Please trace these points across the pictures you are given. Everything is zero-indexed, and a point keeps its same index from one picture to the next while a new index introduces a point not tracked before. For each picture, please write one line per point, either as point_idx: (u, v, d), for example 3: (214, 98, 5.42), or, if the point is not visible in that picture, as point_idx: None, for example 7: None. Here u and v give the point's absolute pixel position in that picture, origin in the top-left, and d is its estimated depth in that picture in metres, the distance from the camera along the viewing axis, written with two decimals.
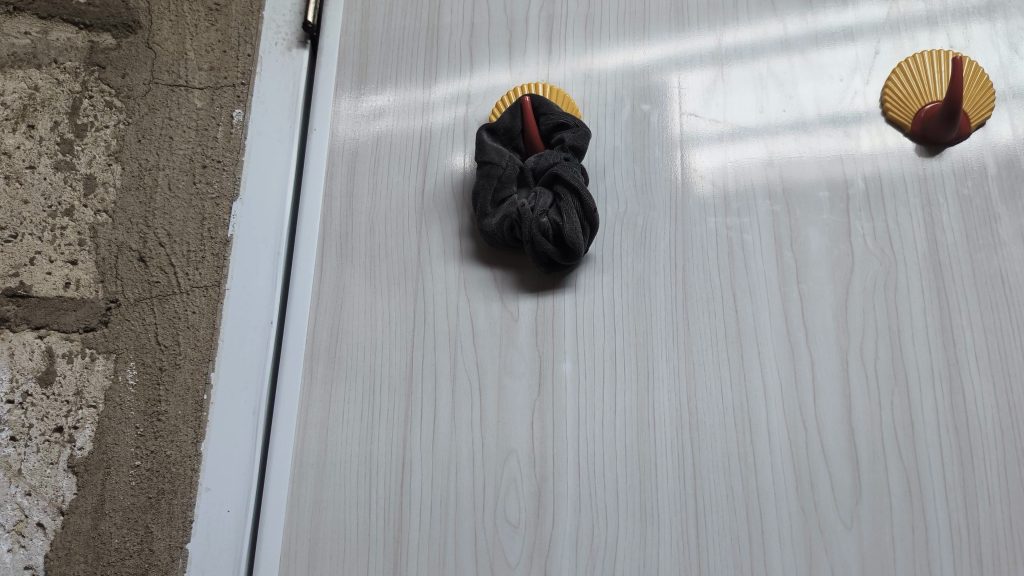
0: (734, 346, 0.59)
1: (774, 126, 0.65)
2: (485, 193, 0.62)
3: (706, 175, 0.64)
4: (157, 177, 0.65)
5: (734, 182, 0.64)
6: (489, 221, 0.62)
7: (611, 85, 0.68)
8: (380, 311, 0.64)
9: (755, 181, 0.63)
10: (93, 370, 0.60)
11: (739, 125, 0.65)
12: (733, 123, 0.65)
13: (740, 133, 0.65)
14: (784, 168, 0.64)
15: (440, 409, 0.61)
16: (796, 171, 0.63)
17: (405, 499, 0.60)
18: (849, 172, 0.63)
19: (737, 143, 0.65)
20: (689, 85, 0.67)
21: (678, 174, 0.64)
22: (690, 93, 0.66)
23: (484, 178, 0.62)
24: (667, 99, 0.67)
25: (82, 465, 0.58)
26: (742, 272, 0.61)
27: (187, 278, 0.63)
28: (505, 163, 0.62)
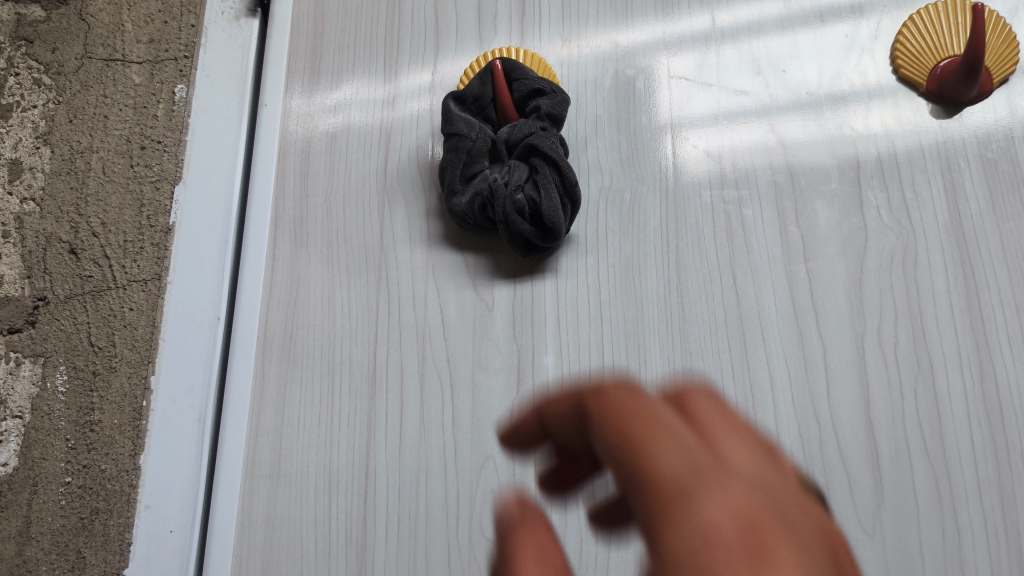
0: (735, 333, 0.53)
1: (772, 107, 0.58)
2: (454, 169, 0.56)
3: (699, 163, 0.57)
4: (90, 159, 0.58)
5: (732, 166, 0.57)
6: (461, 200, 0.55)
7: (591, 70, 0.61)
8: (339, 303, 0.58)
9: (756, 162, 0.57)
10: (19, 377, 0.55)
11: (734, 108, 0.59)
12: (727, 105, 0.59)
13: (737, 115, 0.58)
14: (788, 146, 0.57)
15: (408, 411, 0.54)
16: (800, 150, 0.57)
17: (369, 513, 0.53)
18: (861, 148, 0.56)
19: (734, 130, 0.58)
20: (679, 68, 0.60)
21: (667, 158, 0.58)
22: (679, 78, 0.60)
23: (451, 152, 0.56)
24: (654, 84, 0.60)
25: (7, 482, 0.53)
26: (743, 251, 0.55)
27: (123, 271, 0.57)
28: (475, 136, 0.56)
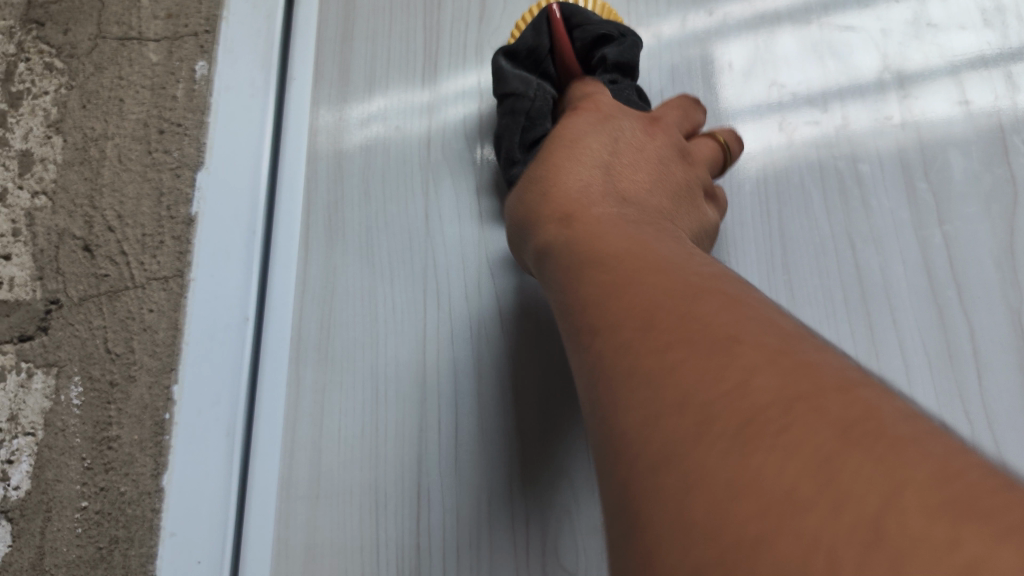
0: (857, 312, 0.43)
1: (885, 78, 0.48)
2: (513, 137, 0.47)
3: (803, 154, 0.47)
4: (105, 147, 0.52)
5: (847, 153, 0.47)
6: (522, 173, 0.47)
7: (670, 57, 0.51)
8: (381, 299, 0.51)
9: (881, 146, 0.47)
10: (31, 390, 0.49)
11: (847, 85, 0.48)
12: (837, 83, 0.49)
13: (847, 93, 0.48)
14: (922, 126, 0.47)
15: (463, 419, 0.47)
16: (937, 130, 0.46)
17: (423, 541, 0.45)
18: (1004, 102, 0.46)
19: (851, 114, 0.48)
20: (779, 48, 0.50)
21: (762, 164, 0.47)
22: (776, 61, 0.50)
23: (507, 116, 0.48)
24: (741, 77, 0.50)
25: (19, 509, 0.47)
26: (861, 217, 0.45)
27: (142, 269, 0.50)
28: (534, 95, 0.48)
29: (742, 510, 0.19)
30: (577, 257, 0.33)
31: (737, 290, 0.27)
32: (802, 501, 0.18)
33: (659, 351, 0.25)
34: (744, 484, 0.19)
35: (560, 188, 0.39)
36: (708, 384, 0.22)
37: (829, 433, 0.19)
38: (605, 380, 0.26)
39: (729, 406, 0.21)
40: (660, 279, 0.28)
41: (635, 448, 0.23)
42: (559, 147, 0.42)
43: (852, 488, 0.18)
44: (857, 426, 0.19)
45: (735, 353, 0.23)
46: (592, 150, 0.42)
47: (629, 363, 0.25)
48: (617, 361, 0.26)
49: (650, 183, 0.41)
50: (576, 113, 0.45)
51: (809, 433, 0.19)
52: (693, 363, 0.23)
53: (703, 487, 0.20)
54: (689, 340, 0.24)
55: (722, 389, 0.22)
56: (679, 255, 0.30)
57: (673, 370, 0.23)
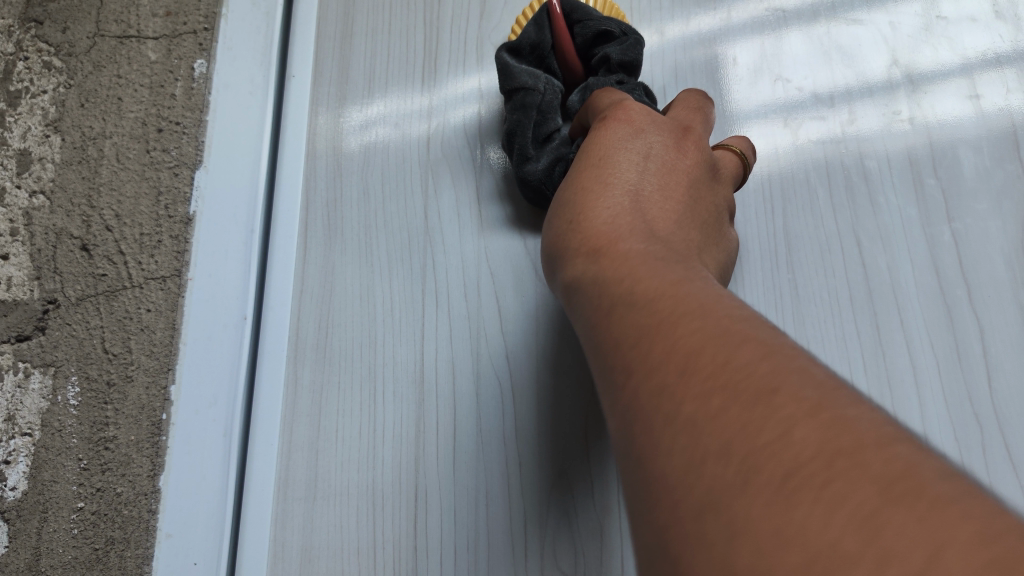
0: (863, 312, 0.42)
1: (894, 77, 0.47)
2: (525, 131, 0.46)
3: (810, 156, 0.46)
4: (104, 146, 0.51)
5: (854, 152, 0.46)
6: (535, 167, 0.46)
7: (672, 56, 0.50)
8: (379, 298, 0.50)
9: (888, 147, 0.46)
10: (29, 391, 0.46)
11: (855, 84, 0.47)
12: (844, 82, 0.48)
13: (855, 91, 0.47)
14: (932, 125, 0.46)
15: (462, 420, 0.46)
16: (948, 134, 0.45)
17: (420, 543, 0.45)
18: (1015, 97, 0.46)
19: (861, 113, 0.47)
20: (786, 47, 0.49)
21: (770, 165, 0.46)
22: (781, 61, 0.49)
23: (519, 110, 0.47)
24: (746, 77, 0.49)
25: (15, 509, 0.45)
26: (868, 215, 0.44)
27: (140, 268, 0.49)
28: (543, 90, 0.48)
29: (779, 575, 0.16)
30: (606, 292, 0.29)
31: (778, 331, 0.24)
32: (849, 557, 0.15)
33: (693, 384, 0.21)
34: (784, 542, 0.17)
35: (590, 217, 0.35)
36: (748, 425, 0.19)
37: (874, 490, 0.16)
38: (635, 420, 0.23)
39: (768, 453, 0.18)
40: (699, 311, 0.24)
41: (666, 492, 0.20)
42: (589, 164, 0.38)
43: (904, 547, 0.15)
44: (902, 480, 0.16)
45: (778, 394, 0.20)
46: (624, 169, 0.37)
47: (660, 394, 0.22)
48: (653, 404, 0.22)
49: (680, 213, 0.37)
50: (607, 125, 0.40)
51: (856, 488, 0.17)
52: (732, 406, 0.20)
53: (744, 539, 0.17)
54: (730, 382, 0.21)
55: (763, 435, 0.19)
56: (715, 294, 0.26)
57: (710, 410, 0.20)
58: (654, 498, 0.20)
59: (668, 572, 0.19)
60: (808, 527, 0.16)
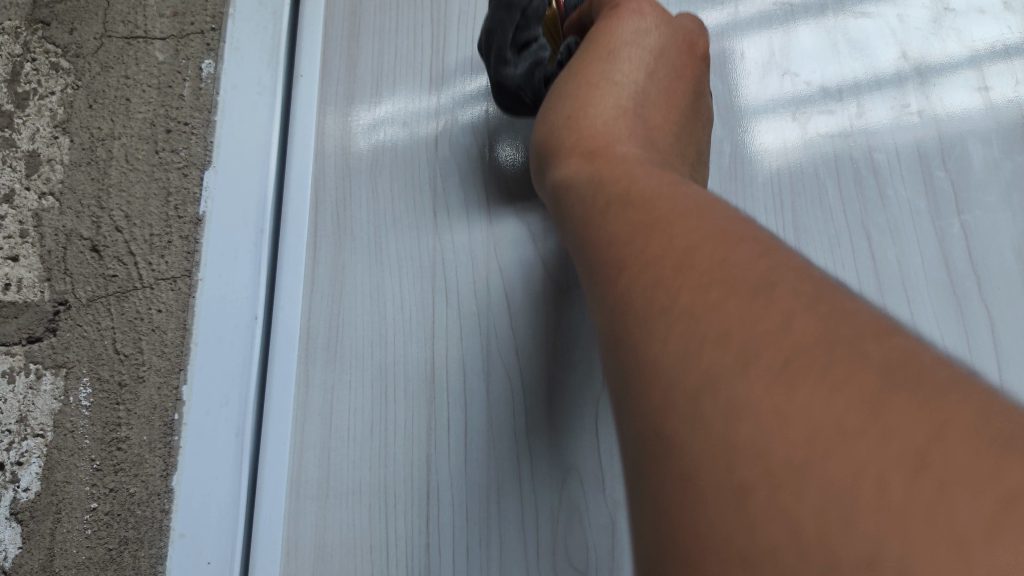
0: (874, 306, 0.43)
1: (904, 70, 0.47)
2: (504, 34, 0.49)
3: (820, 149, 0.46)
4: (112, 148, 0.52)
5: (866, 143, 0.46)
6: (513, 73, 0.48)
7: None
8: (389, 295, 0.50)
9: (898, 138, 0.46)
10: (40, 392, 0.47)
11: (866, 77, 0.47)
12: (854, 75, 0.48)
13: (866, 83, 0.47)
14: (940, 116, 0.46)
15: (473, 416, 0.46)
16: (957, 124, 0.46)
17: (432, 539, 0.45)
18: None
19: (873, 104, 0.47)
20: (796, 41, 0.49)
21: (781, 159, 0.46)
22: (792, 55, 0.49)
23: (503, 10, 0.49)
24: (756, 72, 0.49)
25: (28, 510, 0.46)
26: (878, 207, 0.44)
27: (149, 269, 0.50)
28: None
29: (786, 446, 0.18)
30: (600, 191, 0.30)
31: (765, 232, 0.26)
32: (852, 433, 0.17)
33: (689, 280, 0.23)
34: (788, 417, 0.18)
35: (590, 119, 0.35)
36: (747, 313, 0.21)
37: (873, 371, 0.18)
38: (626, 311, 0.24)
39: (769, 339, 0.20)
40: (689, 214, 0.26)
41: (660, 374, 0.21)
42: (597, 56, 0.39)
43: (904, 422, 0.17)
44: (898, 366, 0.18)
45: (774, 291, 0.21)
46: (631, 68, 0.38)
47: (654, 287, 0.24)
48: (646, 295, 0.24)
49: (676, 124, 0.37)
50: (620, 15, 0.40)
51: (856, 369, 0.18)
52: (729, 297, 0.22)
53: (743, 415, 0.19)
54: (726, 276, 0.22)
55: (763, 325, 0.20)
56: (709, 197, 0.28)
57: (709, 301, 0.22)
58: (647, 379, 0.21)
59: (652, 441, 0.20)
60: (812, 405, 0.18)
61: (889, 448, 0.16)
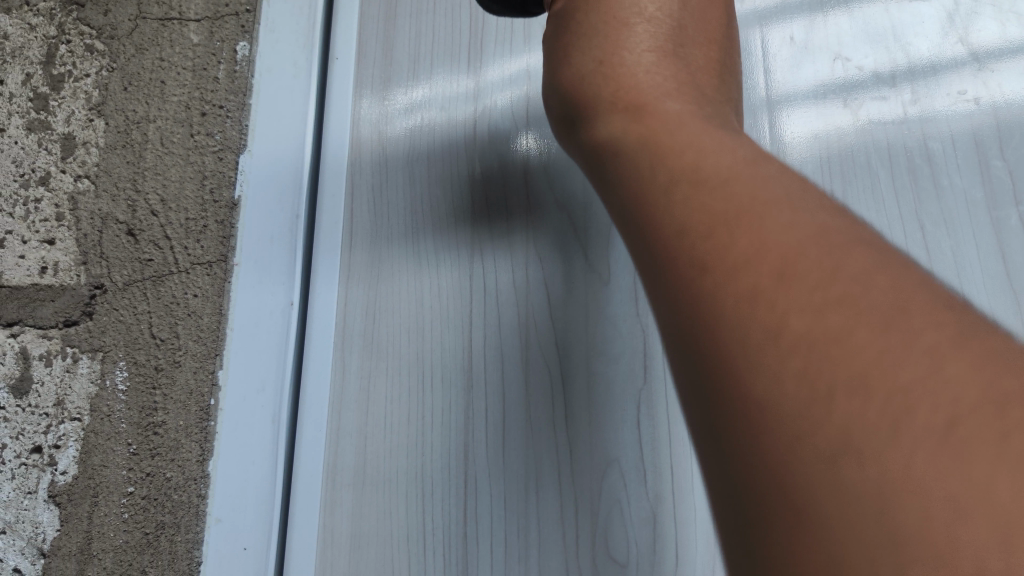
0: None
1: (962, 54, 0.46)
2: None
3: (874, 136, 0.45)
4: (147, 130, 0.51)
5: (921, 130, 0.45)
6: None
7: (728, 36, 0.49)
8: (427, 282, 0.50)
9: (954, 125, 0.44)
10: (76, 375, 0.47)
11: (923, 61, 0.46)
12: (911, 59, 0.46)
13: (923, 68, 0.46)
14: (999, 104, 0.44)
15: (510, 405, 0.46)
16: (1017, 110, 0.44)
17: (470, 529, 0.44)
18: None
19: (930, 90, 0.45)
20: (849, 25, 0.48)
21: (834, 145, 0.45)
22: (845, 39, 0.48)
23: None
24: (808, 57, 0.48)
25: (66, 494, 0.45)
26: (932, 198, 0.43)
27: (185, 253, 0.50)
28: None
29: (852, 362, 0.18)
30: (628, 113, 0.29)
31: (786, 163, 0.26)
32: (917, 351, 0.18)
33: (734, 202, 0.23)
34: (851, 334, 0.18)
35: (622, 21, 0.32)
36: (799, 237, 0.21)
37: (924, 305, 0.19)
38: (664, 226, 0.24)
39: (825, 264, 0.20)
40: (719, 142, 0.26)
41: (713, 287, 0.21)
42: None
43: (963, 351, 0.17)
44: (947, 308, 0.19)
45: (825, 223, 0.22)
46: None
47: (697, 204, 0.23)
48: (687, 211, 0.23)
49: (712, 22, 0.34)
50: None
51: (909, 300, 0.19)
52: (777, 220, 0.22)
53: (807, 331, 0.19)
54: (770, 201, 0.23)
55: (816, 248, 0.20)
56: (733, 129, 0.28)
57: (758, 221, 0.22)
58: (699, 291, 0.21)
59: (702, 348, 0.20)
60: (874, 322, 0.18)
61: (951, 366, 0.17)
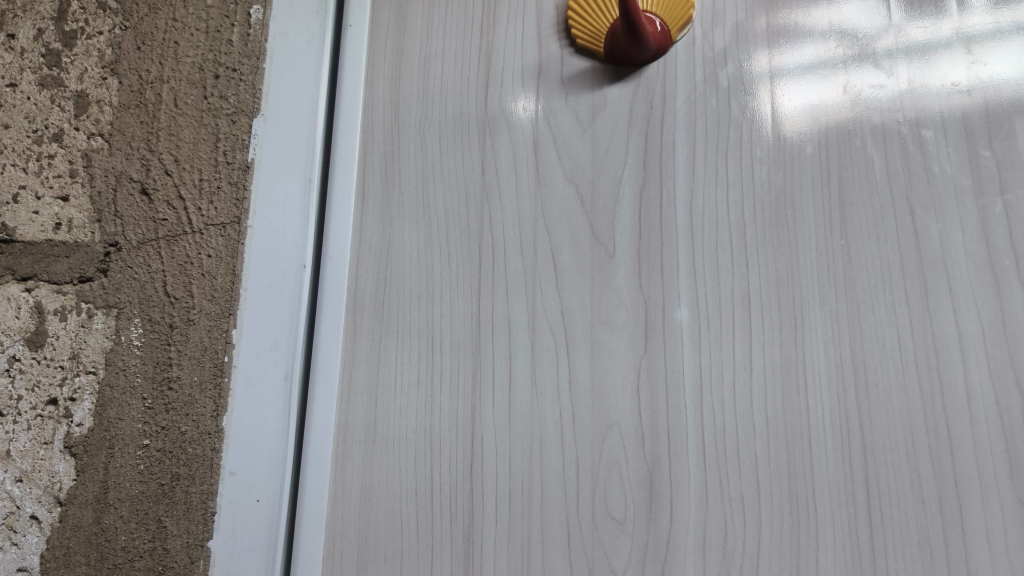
0: (914, 282, 0.43)
1: (953, 44, 0.46)
2: None
3: (869, 121, 0.47)
4: (161, 91, 0.50)
5: (914, 118, 0.46)
6: None
7: (732, 17, 0.50)
8: (437, 250, 0.52)
9: (945, 112, 0.45)
10: (91, 330, 0.45)
11: (916, 50, 0.47)
12: (905, 48, 0.47)
13: (916, 56, 0.47)
14: (988, 93, 0.45)
15: (517, 370, 0.49)
16: (1005, 100, 0.45)
17: (476, 486, 0.48)
18: None
19: (923, 79, 0.46)
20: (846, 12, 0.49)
21: (831, 128, 0.47)
22: (844, 27, 0.48)
23: None
24: (807, 45, 0.49)
25: (81, 445, 0.44)
26: (923, 183, 0.45)
27: (199, 213, 0.49)
28: None
29: None
30: None
31: None
32: None
33: None
34: None
35: None
36: None
37: None
38: None
39: None
40: None
41: None
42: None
43: None
44: None
45: None
46: None
47: None
48: None
49: None
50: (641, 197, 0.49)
51: None
52: None
53: None
54: None
55: None
56: None
57: None
58: None
59: None
60: None
61: None
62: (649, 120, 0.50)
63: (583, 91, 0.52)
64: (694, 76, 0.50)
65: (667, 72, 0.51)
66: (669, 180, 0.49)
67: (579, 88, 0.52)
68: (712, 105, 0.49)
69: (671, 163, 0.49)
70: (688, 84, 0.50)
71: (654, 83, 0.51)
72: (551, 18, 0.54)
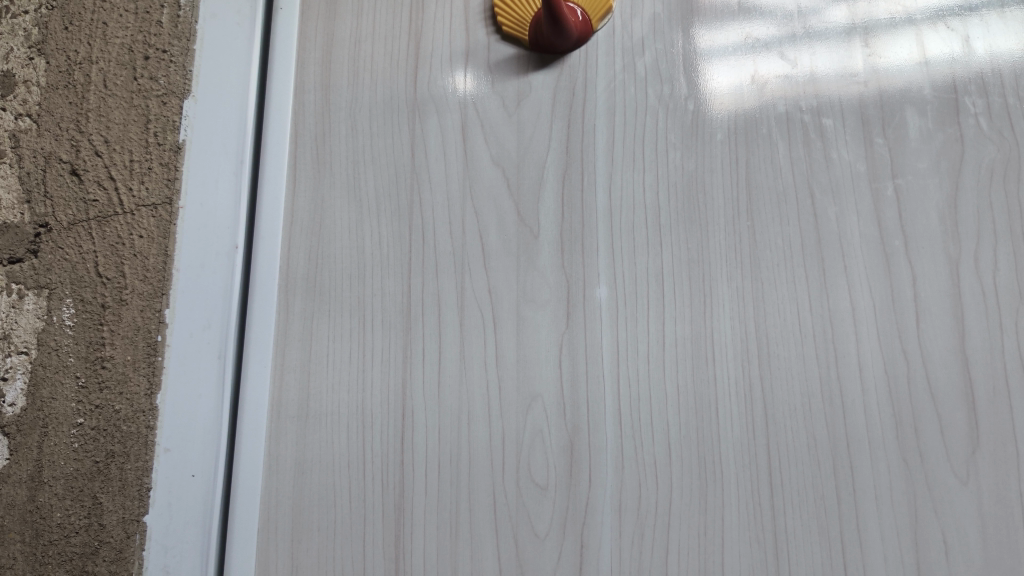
0: (813, 261, 0.47)
1: (853, 37, 0.50)
2: None
3: (774, 108, 0.49)
4: (89, 72, 0.48)
5: (815, 105, 0.49)
6: None
7: (651, 9, 0.53)
8: (368, 230, 0.54)
9: (844, 101, 0.49)
10: (23, 310, 0.44)
11: (819, 43, 0.50)
12: (809, 41, 0.50)
13: (818, 48, 0.50)
14: (883, 84, 0.48)
15: (447, 345, 0.51)
16: (898, 91, 0.48)
17: (406, 457, 0.50)
18: (960, 70, 0.48)
19: (826, 69, 0.49)
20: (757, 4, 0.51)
21: (740, 114, 0.50)
22: (754, 19, 0.51)
23: None
24: (721, 34, 0.51)
25: (14, 424, 0.43)
26: (822, 168, 0.48)
27: (130, 194, 0.47)
28: None
29: None
30: None
31: None
32: None
33: None
34: None
35: None
36: None
37: None
38: None
39: None
40: None
41: None
42: None
43: None
44: None
45: None
46: None
47: None
48: None
49: None
50: (564, 181, 0.51)
51: None
52: None
53: None
54: None
55: None
56: None
57: None
58: None
59: None
60: None
61: None
62: (571, 106, 0.52)
63: (509, 78, 0.54)
64: (614, 64, 0.52)
65: (588, 60, 0.53)
66: (589, 164, 0.51)
67: (504, 74, 0.54)
68: (630, 92, 0.52)
69: (592, 147, 0.51)
70: (608, 72, 0.52)
71: (577, 70, 0.53)
72: (478, 6, 0.56)
